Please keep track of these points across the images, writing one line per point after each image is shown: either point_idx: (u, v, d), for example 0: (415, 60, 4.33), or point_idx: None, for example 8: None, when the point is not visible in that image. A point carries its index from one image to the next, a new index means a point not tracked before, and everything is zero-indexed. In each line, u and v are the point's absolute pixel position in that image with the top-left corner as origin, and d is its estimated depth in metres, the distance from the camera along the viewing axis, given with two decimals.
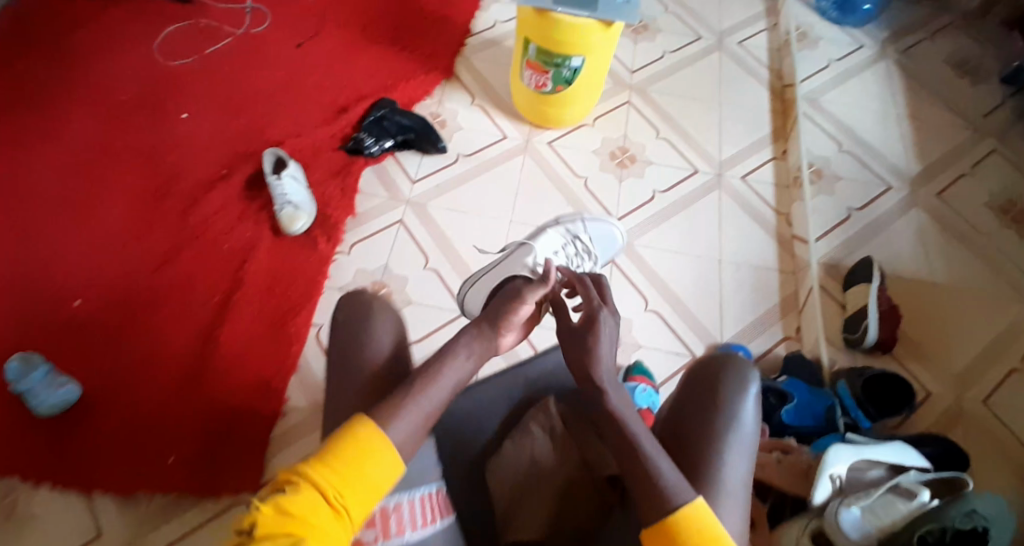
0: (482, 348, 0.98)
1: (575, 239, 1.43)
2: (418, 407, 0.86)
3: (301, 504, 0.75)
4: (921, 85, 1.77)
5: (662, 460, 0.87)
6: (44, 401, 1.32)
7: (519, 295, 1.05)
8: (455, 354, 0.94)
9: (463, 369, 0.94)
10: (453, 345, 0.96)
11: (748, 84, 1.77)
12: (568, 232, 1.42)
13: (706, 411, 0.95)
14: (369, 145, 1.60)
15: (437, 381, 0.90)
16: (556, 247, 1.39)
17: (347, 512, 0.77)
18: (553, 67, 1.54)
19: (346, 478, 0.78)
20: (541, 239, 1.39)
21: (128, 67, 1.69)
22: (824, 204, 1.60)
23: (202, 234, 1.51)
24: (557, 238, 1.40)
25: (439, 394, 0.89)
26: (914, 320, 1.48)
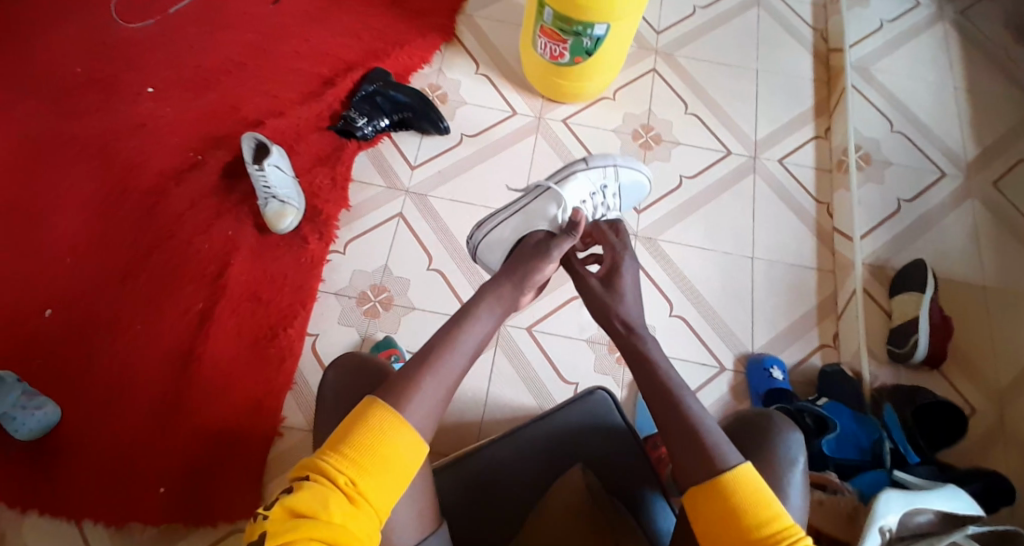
0: (503, 304, 0.97)
1: (605, 186, 1.26)
2: (439, 381, 0.86)
3: (310, 499, 0.75)
4: (976, 53, 1.61)
5: (721, 438, 0.86)
6: (23, 425, 1.18)
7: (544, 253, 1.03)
8: (476, 317, 0.93)
9: (484, 329, 0.93)
10: (474, 306, 0.95)
11: (791, 48, 1.63)
12: (600, 179, 1.25)
13: (758, 449, 0.92)
14: (361, 125, 1.44)
15: (460, 343, 0.90)
16: (582, 196, 1.22)
17: (364, 498, 0.76)
18: (572, 36, 1.34)
19: (357, 465, 0.77)
20: (569, 186, 1.21)
21: (82, 34, 1.51)
22: (871, 193, 1.48)
23: (179, 231, 1.37)
24: (585, 184, 1.23)
25: (461, 358, 0.90)
26: (964, 327, 1.37)
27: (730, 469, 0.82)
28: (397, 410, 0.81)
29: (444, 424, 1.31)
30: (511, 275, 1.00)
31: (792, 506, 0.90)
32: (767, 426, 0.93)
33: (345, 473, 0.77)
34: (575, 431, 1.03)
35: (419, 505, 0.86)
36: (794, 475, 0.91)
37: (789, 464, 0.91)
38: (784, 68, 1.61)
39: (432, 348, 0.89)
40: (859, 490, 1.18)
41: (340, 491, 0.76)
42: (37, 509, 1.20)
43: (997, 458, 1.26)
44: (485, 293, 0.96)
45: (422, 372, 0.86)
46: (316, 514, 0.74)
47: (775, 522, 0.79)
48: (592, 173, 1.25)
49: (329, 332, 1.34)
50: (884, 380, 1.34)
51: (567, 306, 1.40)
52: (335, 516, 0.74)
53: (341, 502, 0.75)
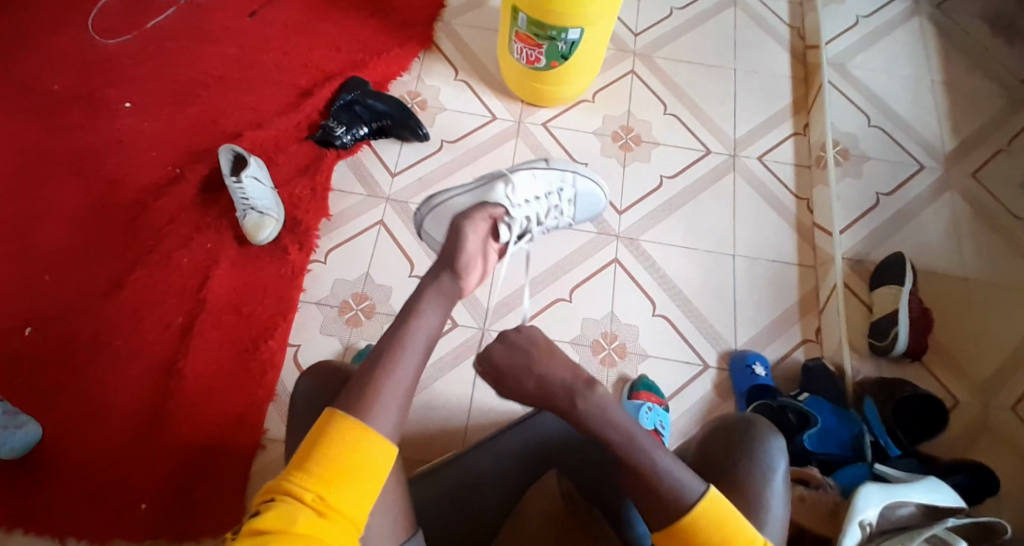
0: (444, 296, 0.96)
1: (560, 191, 1.29)
2: (395, 384, 0.86)
3: (278, 517, 0.75)
4: (953, 46, 1.62)
5: (662, 457, 0.84)
6: (6, 445, 1.18)
7: (460, 231, 1.03)
8: (421, 311, 0.93)
9: (430, 325, 0.92)
10: (417, 301, 0.94)
11: (767, 46, 1.64)
12: (557, 181, 1.28)
13: (738, 454, 0.92)
14: (341, 134, 1.45)
15: (408, 339, 0.90)
16: (535, 193, 1.25)
17: (335, 511, 0.77)
18: (547, 40, 1.34)
19: (323, 480, 0.78)
20: (519, 178, 1.24)
21: (61, 51, 1.52)
22: (850, 188, 1.49)
23: (160, 247, 1.37)
24: (540, 183, 1.26)
25: (413, 358, 0.89)
26: (945, 319, 1.37)
27: (698, 503, 0.81)
28: (359, 418, 0.82)
29: (426, 432, 1.31)
30: (449, 264, 0.98)
31: (776, 513, 0.90)
32: (748, 431, 0.94)
33: (312, 490, 0.77)
34: (553, 435, 1.04)
35: (393, 510, 0.86)
36: (774, 481, 0.92)
37: (769, 470, 0.91)
38: (761, 66, 1.62)
39: (384, 349, 0.89)
40: (840, 485, 1.19)
41: (310, 508, 0.76)
42: (22, 528, 1.20)
43: (982, 450, 1.27)
44: (427, 286, 0.96)
45: (374, 376, 0.86)
46: (285, 529, 0.74)
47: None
48: (549, 175, 1.28)
49: (311, 342, 1.34)
50: (867, 374, 1.34)
51: (599, 275, 1.42)
52: (306, 530, 0.74)
53: (311, 517, 0.75)
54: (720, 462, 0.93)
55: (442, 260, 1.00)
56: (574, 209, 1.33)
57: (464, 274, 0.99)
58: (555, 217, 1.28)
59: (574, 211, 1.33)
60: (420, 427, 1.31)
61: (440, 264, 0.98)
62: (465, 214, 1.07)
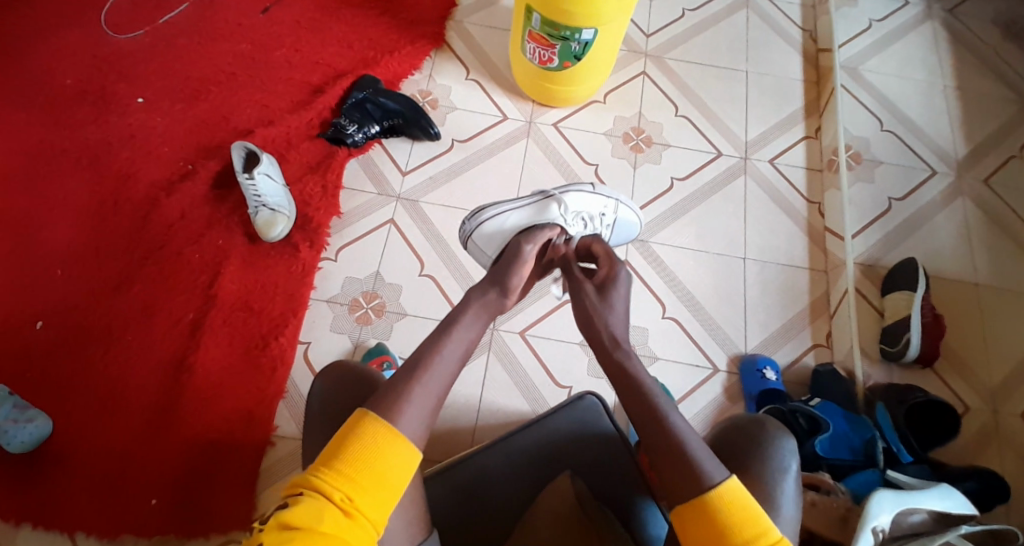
0: (491, 310, 0.98)
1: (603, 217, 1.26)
2: (426, 391, 0.86)
3: (305, 513, 0.75)
4: (966, 51, 1.61)
5: (703, 454, 0.86)
6: (15, 438, 1.18)
7: (517, 255, 1.04)
8: (460, 324, 0.93)
9: (466, 339, 0.93)
10: (462, 314, 0.95)
11: (780, 48, 1.64)
12: (603, 207, 1.26)
13: (750, 457, 0.92)
14: (352, 132, 1.44)
15: (445, 351, 0.90)
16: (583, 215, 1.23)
17: (360, 513, 0.77)
18: (560, 41, 1.34)
19: (351, 481, 0.78)
20: (570, 199, 1.23)
21: (72, 45, 1.51)
22: (863, 192, 1.48)
23: (170, 243, 1.37)
24: (588, 205, 1.24)
25: (447, 368, 0.89)
26: (957, 324, 1.37)
27: (717, 487, 0.83)
28: (388, 421, 0.82)
29: (435, 431, 1.31)
30: (499, 283, 1.00)
31: (786, 516, 0.90)
32: (758, 432, 0.94)
33: (340, 489, 0.77)
34: (562, 437, 1.04)
35: (409, 512, 0.86)
36: (785, 483, 0.91)
37: (780, 474, 0.91)
38: (773, 69, 1.61)
39: (417, 358, 0.89)
40: (852, 491, 1.18)
41: (335, 506, 0.76)
42: (30, 522, 1.19)
43: (992, 456, 1.27)
44: (473, 299, 0.97)
45: (408, 380, 0.86)
46: (310, 527, 0.74)
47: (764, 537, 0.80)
48: (597, 198, 1.25)
49: (321, 340, 1.34)
50: (877, 379, 1.34)
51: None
52: (332, 529, 0.75)
53: (336, 517, 0.76)
54: (730, 462, 0.93)
55: (492, 277, 1.01)
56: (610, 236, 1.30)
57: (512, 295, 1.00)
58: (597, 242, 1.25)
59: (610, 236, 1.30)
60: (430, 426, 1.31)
61: (490, 281, 1.00)
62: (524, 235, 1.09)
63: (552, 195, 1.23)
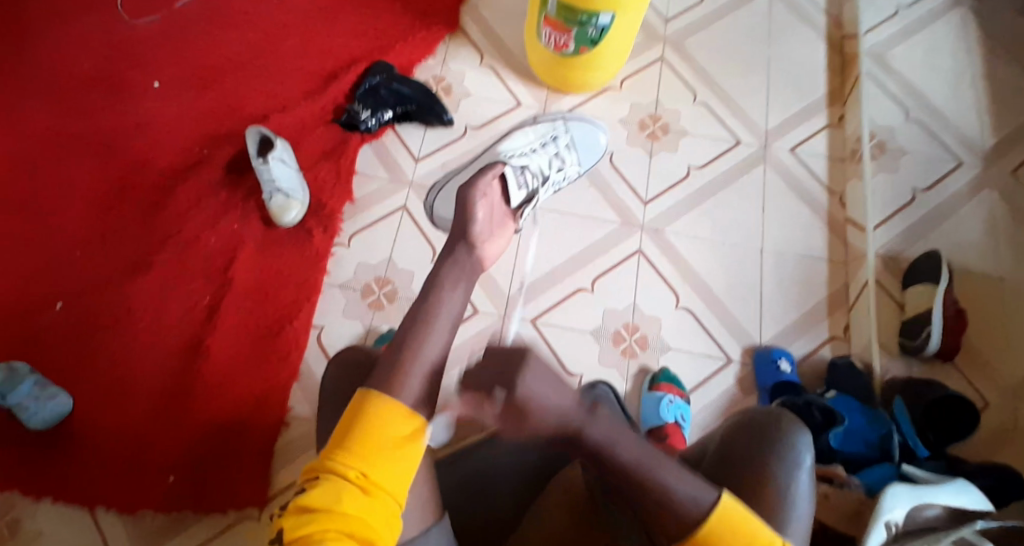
0: (467, 272, 0.96)
1: (555, 139, 1.36)
2: (421, 358, 0.86)
3: (324, 496, 0.76)
4: (999, 39, 1.56)
5: None
6: (36, 414, 1.21)
7: (467, 203, 1.03)
8: (444, 286, 0.93)
9: (456, 303, 0.92)
10: (438, 278, 0.93)
11: (803, 34, 1.60)
12: (549, 131, 1.37)
13: (761, 450, 0.91)
14: (365, 118, 1.45)
15: (434, 318, 0.90)
16: (531, 146, 1.33)
17: (377, 488, 0.78)
18: (577, 26, 1.32)
19: (365, 459, 0.78)
20: (511, 140, 1.34)
21: (94, 32, 1.54)
22: (885, 183, 1.45)
23: (187, 228, 1.39)
24: (533, 138, 1.35)
25: (442, 332, 0.90)
26: (978, 320, 1.34)
27: (715, 508, 0.81)
28: (391, 394, 0.82)
29: (444, 417, 1.31)
30: (462, 236, 0.99)
31: (799, 514, 0.89)
32: (772, 427, 0.93)
33: (354, 467, 0.78)
34: None
35: (416, 489, 0.86)
36: (800, 479, 0.90)
37: (794, 471, 0.90)
38: (796, 56, 1.58)
39: (408, 329, 0.89)
40: (867, 485, 1.17)
41: (354, 486, 0.77)
42: (50, 497, 1.23)
43: (1011, 453, 1.24)
44: (444, 263, 0.95)
45: (403, 355, 0.86)
46: (330, 508, 0.75)
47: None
48: (541, 129, 1.38)
49: (333, 325, 1.35)
50: (895, 373, 1.33)
51: (622, 266, 1.40)
52: (352, 508, 0.76)
53: (356, 496, 0.76)
54: (742, 454, 0.92)
55: (454, 234, 1.00)
56: (575, 155, 1.39)
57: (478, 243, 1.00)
58: (559, 164, 1.34)
59: (577, 158, 1.39)
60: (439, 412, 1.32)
61: (453, 239, 0.98)
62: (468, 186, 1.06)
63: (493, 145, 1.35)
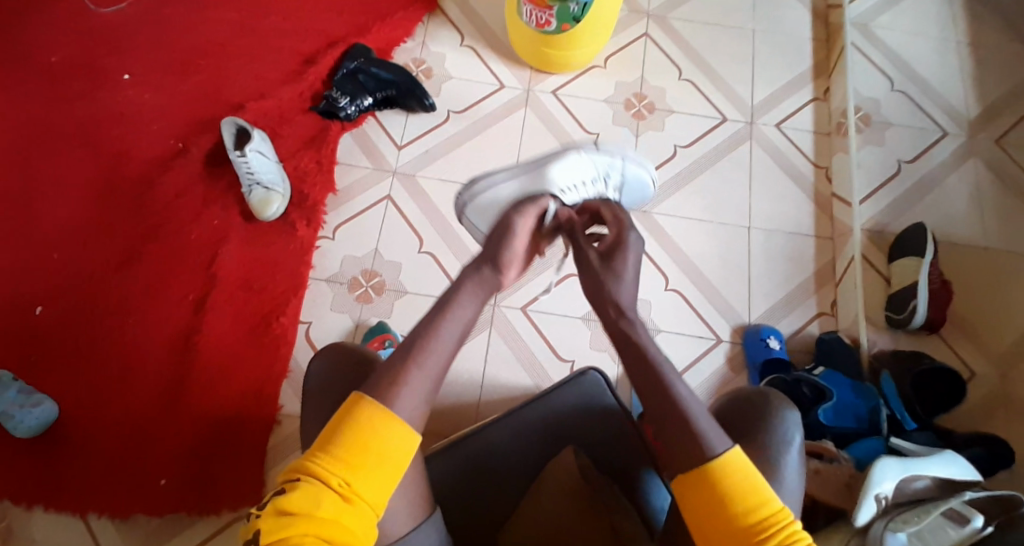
0: (487, 287, 0.92)
1: (607, 179, 1.12)
2: (424, 372, 0.84)
3: (304, 500, 0.74)
4: (983, 4, 1.54)
5: None
6: (21, 422, 1.19)
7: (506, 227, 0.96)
8: (458, 303, 0.89)
9: (466, 318, 0.89)
10: (456, 293, 0.90)
11: (788, 4, 1.57)
12: (606, 167, 1.11)
13: (752, 427, 0.92)
14: (345, 105, 1.40)
15: (443, 330, 0.87)
16: (582, 180, 1.08)
17: (358, 497, 0.76)
18: (559, 2, 1.28)
19: (348, 465, 0.77)
20: (567, 166, 1.06)
21: (55, 20, 1.47)
22: (871, 156, 1.44)
23: (165, 224, 1.35)
24: (592, 168, 1.09)
25: (447, 346, 0.87)
26: (963, 291, 1.35)
27: (720, 456, 0.78)
28: (385, 404, 0.80)
29: (439, 408, 1.31)
30: (492, 259, 0.93)
31: (788, 486, 0.90)
32: (762, 404, 0.93)
33: (338, 474, 0.76)
34: (568, 413, 1.04)
35: (410, 495, 0.86)
36: (789, 454, 0.91)
37: (783, 445, 0.91)
38: (782, 27, 1.55)
39: (415, 340, 0.86)
40: (855, 458, 1.19)
41: (334, 492, 0.76)
42: (42, 505, 1.21)
43: (998, 424, 1.26)
44: (467, 278, 0.91)
45: (404, 364, 0.84)
46: (309, 512, 0.74)
47: (764, 507, 0.77)
48: (602, 159, 1.10)
49: (321, 320, 1.33)
50: (883, 346, 1.33)
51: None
52: (332, 515, 0.75)
53: (335, 501, 0.75)
54: (734, 433, 0.93)
55: (484, 253, 0.94)
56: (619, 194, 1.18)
57: (508, 270, 0.94)
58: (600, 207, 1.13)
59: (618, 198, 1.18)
60: (433, 404, 1.31)
61: (481, 257, 0.93)
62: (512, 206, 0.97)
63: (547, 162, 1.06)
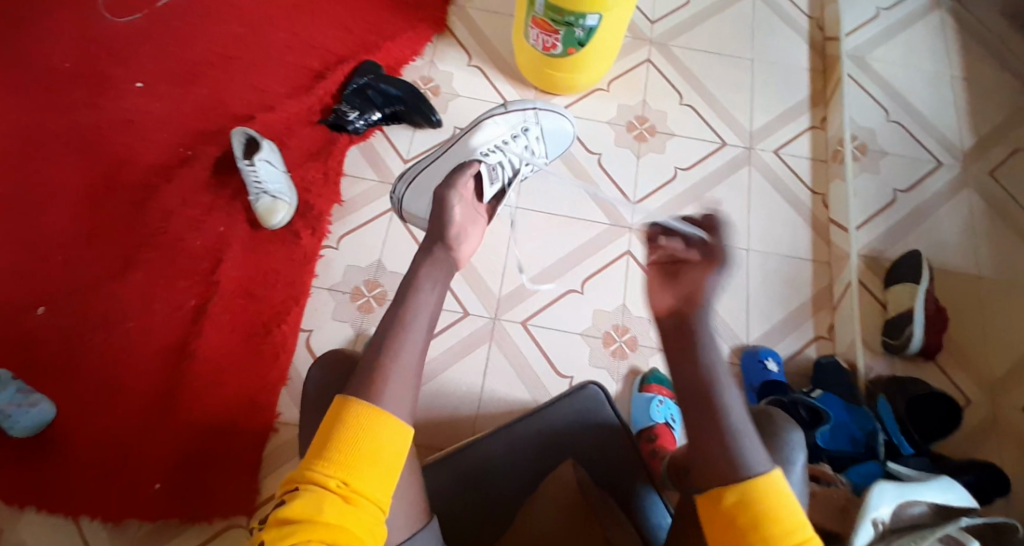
0: (443, 268, 0.94)
1: (526, 131, 1.37)
2: (401, 368, 0.84)
3: (306, 506, 0.75)
4: (973, 42, 1.59)
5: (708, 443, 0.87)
6: (17, 422, 1.18)
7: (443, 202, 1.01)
8: (421, 290, 0.90)
9: (431, 303, 0.90)
10: (415, 279, 0.91)
11: (785, 36, 1.62)
12: (518, 122, 1.37)
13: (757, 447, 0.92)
14: (353, 119, 1.43)
15: (411, 320, 0.87)
16: (501, 138, 1.35)
17: (359, 496, 0.76)
18: (564, 26, 1.32)
19: (346, 468, 0.77)
20: (485, 131, 1.35)
21: (71, 28, 1.50)
22: (867, 184, 1.47)
23: (170, 229, 1.36)
24: (504, 127, 1.36)
25: (419, 336, 0.87)
26: (959, 318, 1.36)
27: (758, 475, 0.80)
28: (371, 401, 0.80)
29: (436, 418, 1.31)
30: (440, 239, 0.96)
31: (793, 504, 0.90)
32: (767, 424, 0.93)
33: (336, 477, 0.76)
34: (565, 428, 1.04)
35: (408, 495, 0.86)
36: (792, 474, 0.91)
37: (788, 464, 0.91)
38: (780, 57, 1.60)
39: (385, 332, 0.87)
40: (853, 481, 1.19)
41: (336, 495, 0.76)
42: (31, 507, 1.20)
43: (993, 450, 1.26)
44: (422, 262, 0.93)
45: (382, 359, 0.84)
46: (313, 517, 0.74)
47: (795, 532, 0.78)
48: (511, 118, 1.37)
49: (323, 328, 1.34)
50: (879, 371, 1.34)
51: (610, 268, 1.41)
52: (335, 517, 0.75)
53: (337, 504, 0.75)
54: None
55: (430, 235, 0.97)
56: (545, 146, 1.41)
57: (455, 243, 0.97)
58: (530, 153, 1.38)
59: (545, 149, 1.42)
60: (431, 415, 1.31)
61: (430, 240, 0.95)
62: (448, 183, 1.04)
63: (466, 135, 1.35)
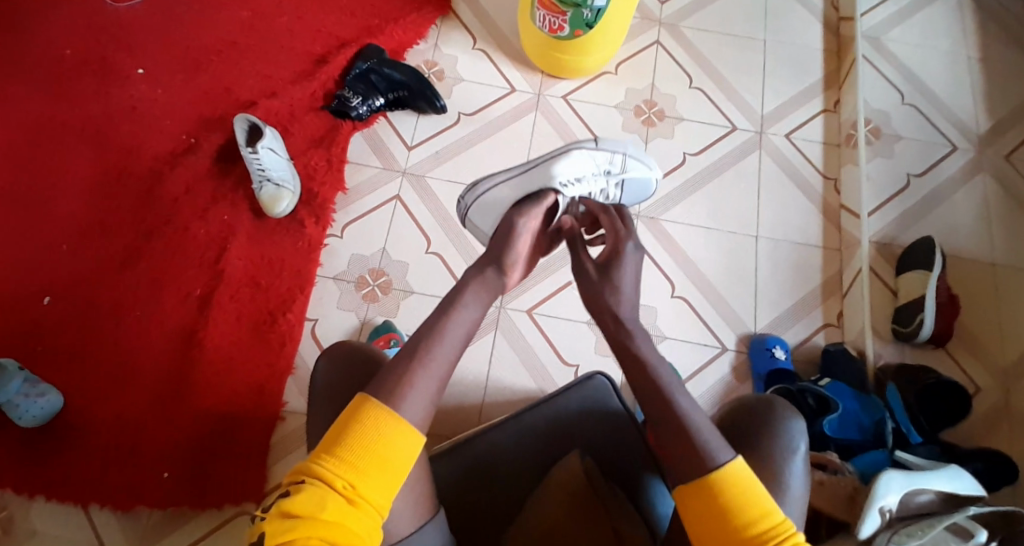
0: (488, 288, 0.92)
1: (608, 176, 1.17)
2: (428, 375, 0.83)
3: (307, 502, 0.73)
4: (991, 21, 1.54)
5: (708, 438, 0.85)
6: (26, 412, 1.19)
7: (510, 232, 0.97)
8: (461, 301, 0.89)
9: (469, 319, 0.88)
10: (458, 294, 0.90)
11: (798, 16, 1.58)
12: (606, 163, 1.15)
13: (757, 437, 0.89)
14: (356, 105, 1.41)
15: (448, 332, 0.86)
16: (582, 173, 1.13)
17: (364, 498, 0.75)
18: (572, 8, 1.29)
19: (353, 467, 0.76)
20: (568, 163, 1.11)
21: (71, 14, 1.48)
22: (880, 168, 1.44)
23: (174, 219, 1.35)
24: (591, 163, 1.14)
25: (449, 348, 0.85)
26: (970, 305, 1.34)
27: (722, 466, 0.77)
28: (389, 406, 0.79)
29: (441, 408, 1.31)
30: (495, 261, 0.94)
31: (794, 494, 0.87)
32: (768, 414, 0.90)
33: (342, 476, 0.75)
34: (573, 418, 1.03)
35: (412, 495, 0.84)
36: (792, 464, 0.88)
37: (788, 453, 0.88)
38: (793, 39, 1.56)
39: (420, 339, 0.85)
40: (860, 470, 1.18)
41: (339, 495, 0.74)
42: (43, 495, 1.21)
43: (1002, 439, 1.25)
44: (471, 280, 0.91)
45: (408, 367, 0.82)
46: (313, 514, 0.73)
47: (766, 518, 0.75)
48: (601, 155, 1.15)
49: (328, 317, 1.33)
50: (888, 358, 1.33)
51: None
52: (335, 517, 0.73)
53: (339, 504, 0.74)
54: (739, 443, 0.90)
55: (488, 255, 0.96)
56: (619, 192, 1.21)
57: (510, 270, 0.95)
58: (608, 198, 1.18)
59: (619, 195, 1.21)
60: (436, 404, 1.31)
61: (486, 260, 0.94)
62: (517, 209, 1.00)
63: (547, 161, 1.11)
